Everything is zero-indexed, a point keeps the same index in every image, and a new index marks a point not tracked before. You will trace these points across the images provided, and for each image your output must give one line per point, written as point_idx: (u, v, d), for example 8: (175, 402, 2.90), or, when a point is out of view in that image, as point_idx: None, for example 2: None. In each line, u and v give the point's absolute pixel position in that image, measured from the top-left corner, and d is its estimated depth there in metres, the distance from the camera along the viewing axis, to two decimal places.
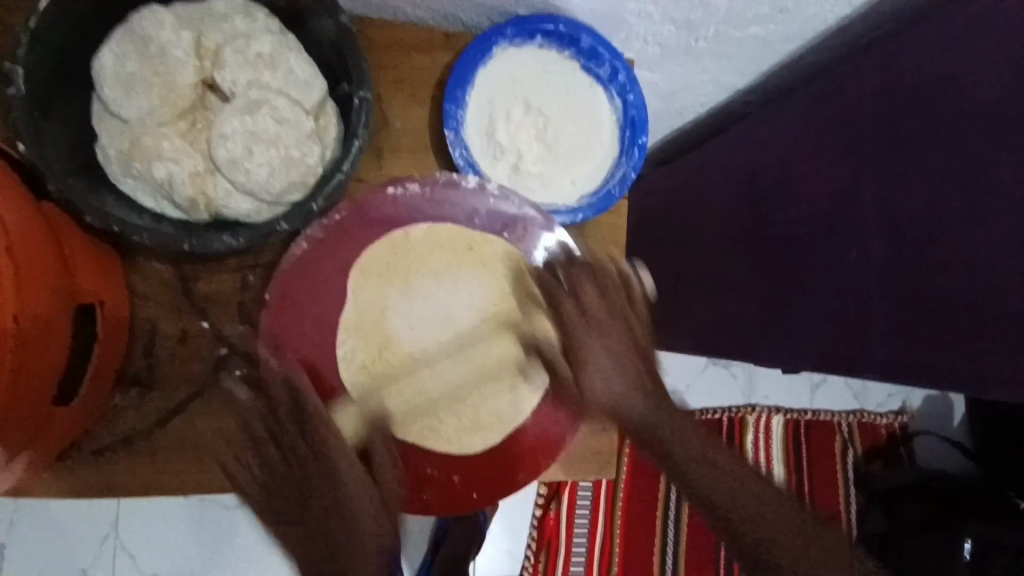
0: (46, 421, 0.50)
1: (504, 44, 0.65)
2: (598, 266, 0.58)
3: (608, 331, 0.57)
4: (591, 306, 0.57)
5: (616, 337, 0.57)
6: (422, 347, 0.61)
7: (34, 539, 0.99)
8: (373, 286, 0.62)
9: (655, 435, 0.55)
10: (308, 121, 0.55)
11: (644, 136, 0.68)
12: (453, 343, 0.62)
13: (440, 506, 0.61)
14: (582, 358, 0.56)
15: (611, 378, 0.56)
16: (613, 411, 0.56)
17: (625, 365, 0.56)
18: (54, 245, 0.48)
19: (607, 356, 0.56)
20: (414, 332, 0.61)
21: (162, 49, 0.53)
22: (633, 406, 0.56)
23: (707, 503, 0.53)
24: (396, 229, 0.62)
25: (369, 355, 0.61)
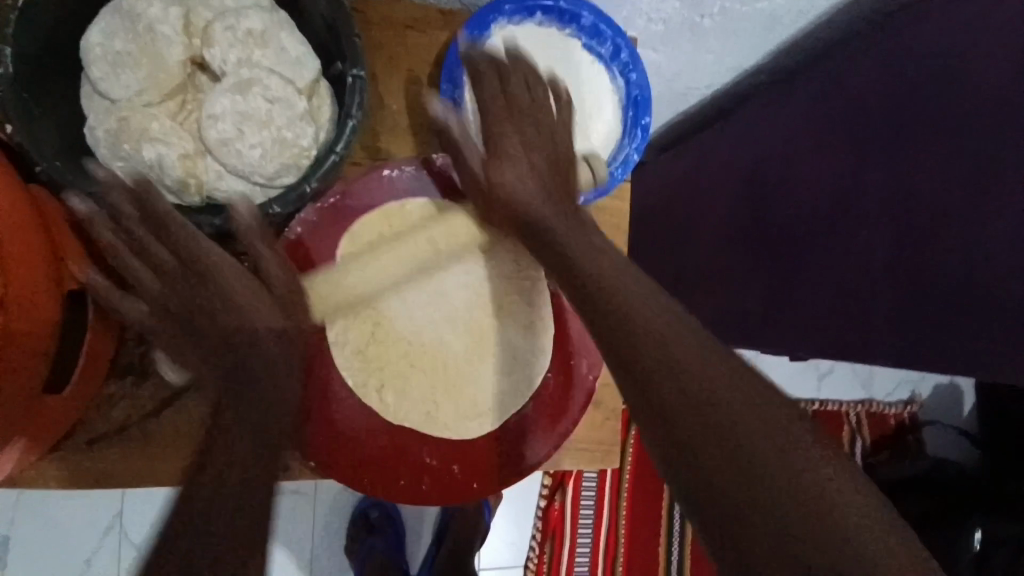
0: (37, 408, 0.49)
1: (503, 22, 0.63)
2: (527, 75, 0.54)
3: (522, 107, 0.53)
4: (517, 108, 0.53)
5: (530, 131, 0.53)
6: (410, 317, 0.60)
7: (36, 529, 0.99)
8: (359, 254, 0.58)
9: (573, 266, 0.46)
10: (301, 101, 0.54)
11: (647, 115, 0.66)
12: (445, 318, 0.61)
13: (437, 496, 0.59)
14: (500, 155, 0.52)
15: (522, 170, 0.51)
16: (517, 200, 0.50)
17: (543, 158, 0.52)
18: (42, 228, 0.47)
19: (524, 162, 0.52)
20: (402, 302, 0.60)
21: (150, 26, 0.52)
22: (544, 201, 0.51)
23: (645, 360, 0.41)
24: (392, 202, 0.60)
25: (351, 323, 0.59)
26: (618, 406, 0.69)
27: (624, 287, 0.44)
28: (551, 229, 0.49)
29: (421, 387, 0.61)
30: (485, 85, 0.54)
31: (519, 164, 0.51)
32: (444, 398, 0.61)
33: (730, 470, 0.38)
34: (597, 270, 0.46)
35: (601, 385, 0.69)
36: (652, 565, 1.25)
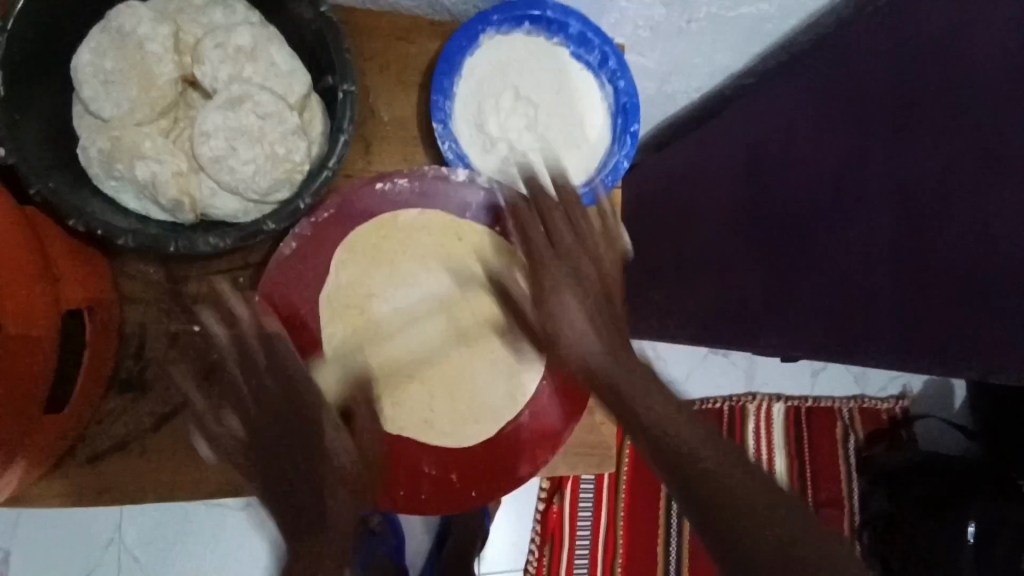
0: (37, 427, 0.49)
1: (491, 32, 0.63)
2: (570, 209, 0.56)
3: (562, 232, 0.55)
4: (561, 241, 0.54)
5: (570, 240, 0.54)
6: (407, 327, 0.61)
7: (35, 548, 0.99)
8: (358, 263, 0.60)
9: (609, 383, 0.49)
10: (292, 116, 0.54)
11: (636, 123, 0.66)
12: (443, 327, 0.61)
13: (435, 503, 0.60)
14: (544, 284, 0.53)
15: (575, 319, 0.52)
16: (581, 363, 0.51)
17: (593, 303, 0.52)
18: (38, 249, 0.47)
19: (568, 279, 0.53)
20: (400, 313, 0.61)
21: (140, 44, 0.52)
22: (596, 336, 0.51)
23: (662, 437, 0.44)
24: (385, 213, 0.61)
25: (345, 334, 0.60)
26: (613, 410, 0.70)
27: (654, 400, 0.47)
28: (607, 362, 0.50)
29: (417, 396, 0.61)
30: (532, 231, 0.56)
31: (564, 313, 0.52)
32: (440, 405, 0.62)
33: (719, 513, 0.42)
34: (629, 378, 0.48)
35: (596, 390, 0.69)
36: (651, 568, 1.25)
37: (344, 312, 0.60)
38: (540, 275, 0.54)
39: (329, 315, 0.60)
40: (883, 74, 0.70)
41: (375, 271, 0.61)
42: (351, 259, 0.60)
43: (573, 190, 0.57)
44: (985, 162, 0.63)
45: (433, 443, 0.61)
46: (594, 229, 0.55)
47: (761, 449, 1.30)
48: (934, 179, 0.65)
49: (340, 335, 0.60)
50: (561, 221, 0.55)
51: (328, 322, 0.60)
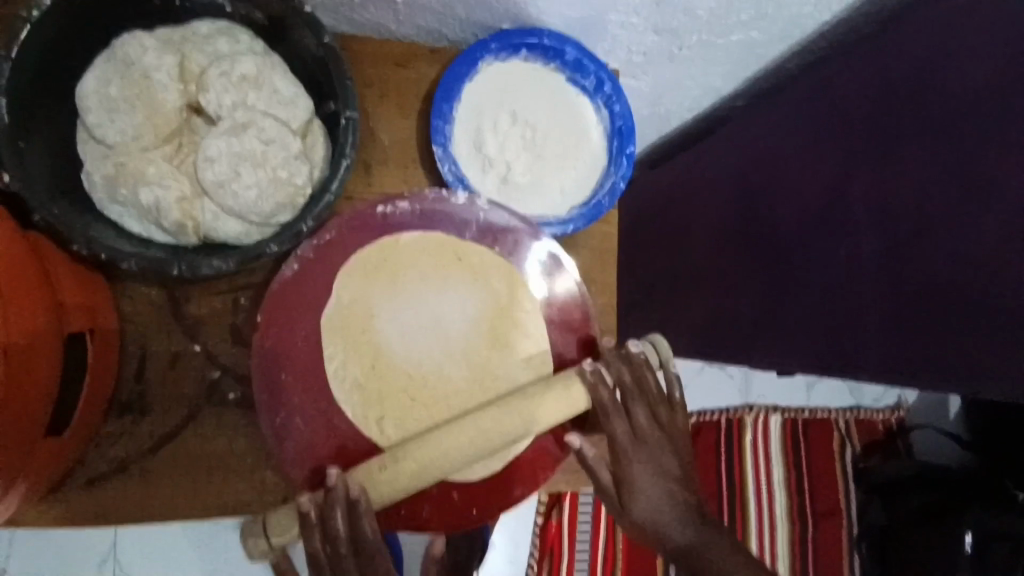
0: (36, 452, 0.49)
1: (489, 58, 0.65)
2: (643, 376, 0.55)
3: (644, 431, 0.55)
4: (642, 431, 0.55)
5: (660, 455, 0.55)
6: (410, 358, 0.58)
7: (27, 569, 0.98)
8: (361, 286, 0.59)
9: (699, 555, 0.53)
10: (295, 141, 0.55)
11: (632, 145, 0.68)
12: (447, 355, 0.58)
13: (438, 520, 0.61)
14: (629, 483, 0.55)
15: (652, 492, 0.55)
16: (655, 531, 0.54)
17: (671, 481, 0.55)
18: (40, 274, 0.48)
19: (647, 470, 0.55)
20: (401, 343, 0.58)
21: (146, 72, 0.53)
22: (671, 502, 0.55)
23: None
24: (387, 235, 0.60)
25: (344, 365, 0.57)
26: None
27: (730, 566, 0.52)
28: (697, 540, 0.53)
29: None
30: (611, 417, 0.54)
31: (641, 478, 0.55)
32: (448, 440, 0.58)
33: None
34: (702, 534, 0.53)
35: None
36: None
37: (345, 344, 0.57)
38: (620, 461, 0.55)
39: (330, 346, 0.58)
40: (861, 103, 0.71)
41: (375, 297, 0.58)
42: (352, 285, 0.58)
43: (655, 410, 0.56)
44: (957, 187, 0.66)
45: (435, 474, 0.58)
46: (664, 437, 0.56)
47: (758, 463, 1.31)
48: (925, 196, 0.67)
49: (341, 365, 0.57)
50: (644, 398, 0.55)
51: (329, 351, 0.58)
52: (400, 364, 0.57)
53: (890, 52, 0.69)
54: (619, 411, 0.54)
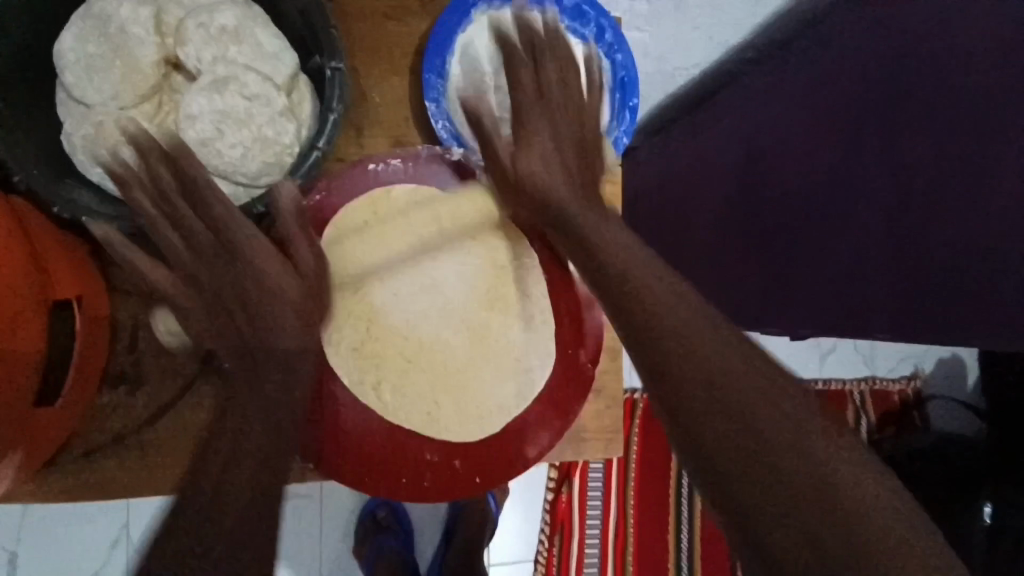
0: (28, 424, 0.47)
1: (483, 7, 0.62)
2: (566, 59, 0.53)
3: (553, 154, 0.50)
4: (548, 94, 0.52)
5: (566, 157, 0.51)
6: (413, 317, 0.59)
7: (40, 545, 0.99)
8: (349, 241, 0.58)
9: (570, 221, 0.48)
10: (280, 97, 0.53)
11: (635, 98, 0.65)
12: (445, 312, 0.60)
13: (438, 491, 0.58)
14: (525, 136, 0.51)
15: (545, 148, 0.50)
16: (541, 185, 0.49)
17: (569, 154, 0.52)
18: (24, 241, 0.46)
19: (553, 155, 0.50)
20: (403, 300, 0.59)
21: (122, 27, 0.51)
22: (563, 177, 0.50)
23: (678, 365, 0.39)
24: (376, 185, 0.58)
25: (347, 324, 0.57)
26: (619, 393, 0.69)
27: (686, 377, 0.38)
28: (599, 249, 0.45)
29: (421, 384, 0.59)
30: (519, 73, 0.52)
31: (545, 159, 0.50)
32: (444, 397, 0.60)
33: (752, 444, 0.36)
34: (634, 268, 0.43)
35: (600, 373, 0.68)
36: (662, 553, 1.24)
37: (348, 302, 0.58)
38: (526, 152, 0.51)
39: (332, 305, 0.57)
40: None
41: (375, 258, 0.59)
42: (351, 243, 0.58)
43: (569, 82, 0.52)
44: (962, 177, 0.66)
45: (435, 437, 0.59)
46: (577, 136, 0.52)
47: None
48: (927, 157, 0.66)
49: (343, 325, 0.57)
50: (557, 123, 0.52)
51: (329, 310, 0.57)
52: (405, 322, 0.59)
53: None
54: (531, 132, 0.51)
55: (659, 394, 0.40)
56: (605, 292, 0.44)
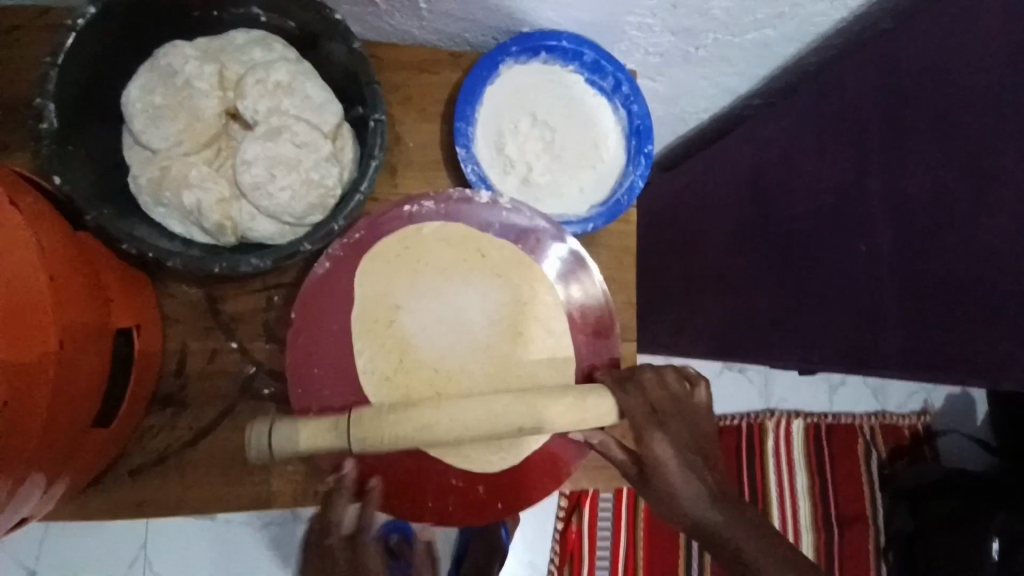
0: (83, 443, 0.51)
1: (510, 62, 0.67)
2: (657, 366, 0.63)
3: (672, 437, 0.59)
4: (659, 409, 0.59)
5: (680, 433, 0.60)
6: (451, 428, 0.54)
7: (61, 564, 1.01)
8: (383, 274, 0.62)
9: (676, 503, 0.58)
10: (326, 144, 0.58)
11: (650, 144, 0.70)
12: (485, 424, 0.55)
13: (462, 514, 0.63)
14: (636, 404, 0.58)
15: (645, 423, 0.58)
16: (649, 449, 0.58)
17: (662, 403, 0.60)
18: (90, 273, 0.50)
19: (682, 472, 0.58)
20: (442, 419, 0.54)
21: (188, 81, 0.56)
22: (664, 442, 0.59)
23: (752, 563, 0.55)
24: (409, 224, 0.63)
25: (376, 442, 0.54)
26: None
27: None
28: (708, 531, 0.57)
29: None
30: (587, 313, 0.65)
31: (677, 484, 0.57)
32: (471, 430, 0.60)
33: None
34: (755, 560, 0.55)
35: None
36: None
37: (378, 415, 0.54)
38: (660, 461, 0.58)
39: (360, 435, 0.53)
40: (870, 105, 0.71)
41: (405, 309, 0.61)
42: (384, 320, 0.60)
43: (669, 385, 0.62)
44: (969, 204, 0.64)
45: (456, 465, 0.61)
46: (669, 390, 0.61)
47: (781, 467, 1.30)
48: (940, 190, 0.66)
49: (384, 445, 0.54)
50: (672, 414, 0.60)
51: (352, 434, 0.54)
52: (449, 433, 0.55)
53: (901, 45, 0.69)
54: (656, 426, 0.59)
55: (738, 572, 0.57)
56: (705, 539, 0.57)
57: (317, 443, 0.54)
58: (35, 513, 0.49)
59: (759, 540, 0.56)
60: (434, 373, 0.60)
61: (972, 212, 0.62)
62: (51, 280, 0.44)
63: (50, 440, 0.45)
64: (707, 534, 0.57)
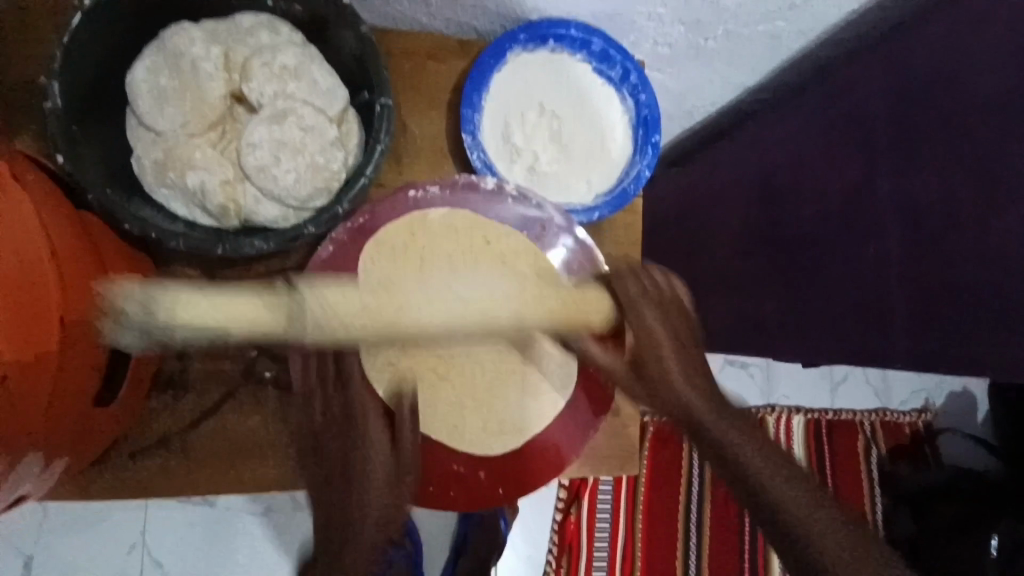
0: (83, 424, 0.50)
1: (518, 49, 0.66)
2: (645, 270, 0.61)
3: (685, 357, 0.56)
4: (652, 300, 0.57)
5: (676, 332, 0.57)
6: (429, 309, 0.56)
7: (59, 547, 1.01)
8: (389, 262, 0.62)
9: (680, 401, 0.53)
10: (332, 128, 0.57)
11: (658, 134, 0.69)
12: (461, 308, 0.57)
13: (465, 501, 0.62)
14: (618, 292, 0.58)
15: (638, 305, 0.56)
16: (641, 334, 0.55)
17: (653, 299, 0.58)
18: (93, 253, 0.50)
19: (676, 365, 0.54)
20: (416, 300, 0.56)
21: (194, 63, 0.56)
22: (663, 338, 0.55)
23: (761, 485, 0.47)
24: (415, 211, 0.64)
25: (336, 319, 0.52)
26: (635, 413, 0.71)
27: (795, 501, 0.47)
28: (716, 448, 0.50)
29: (449, 401, 0.63)
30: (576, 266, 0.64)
31: (672, 375, 0.54)
32: (471, 411, 0.63)
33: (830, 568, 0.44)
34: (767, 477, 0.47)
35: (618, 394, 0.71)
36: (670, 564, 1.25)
37: (340, 291, 0.54)
38: (658, 345, 0.55)
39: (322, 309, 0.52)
40: (881, 99, 0.70)
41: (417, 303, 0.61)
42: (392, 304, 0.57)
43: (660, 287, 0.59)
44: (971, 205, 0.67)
45: (461, 449, 0.63)
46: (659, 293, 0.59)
47: None
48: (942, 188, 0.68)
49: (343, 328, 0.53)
50: (675, 317, 0.57)
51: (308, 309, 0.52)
52: (416, 319, 0.56)
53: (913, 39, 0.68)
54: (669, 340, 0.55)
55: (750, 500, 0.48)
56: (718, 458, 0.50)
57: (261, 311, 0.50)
58: (34, 493, 0.49)
59: (776, 463, 0.49)
60: (434, 357, 0.62)
61: None
62: (53, 256, 0.44)
63: (50, 420, 0.45)
64: (718, 452, 0.50)
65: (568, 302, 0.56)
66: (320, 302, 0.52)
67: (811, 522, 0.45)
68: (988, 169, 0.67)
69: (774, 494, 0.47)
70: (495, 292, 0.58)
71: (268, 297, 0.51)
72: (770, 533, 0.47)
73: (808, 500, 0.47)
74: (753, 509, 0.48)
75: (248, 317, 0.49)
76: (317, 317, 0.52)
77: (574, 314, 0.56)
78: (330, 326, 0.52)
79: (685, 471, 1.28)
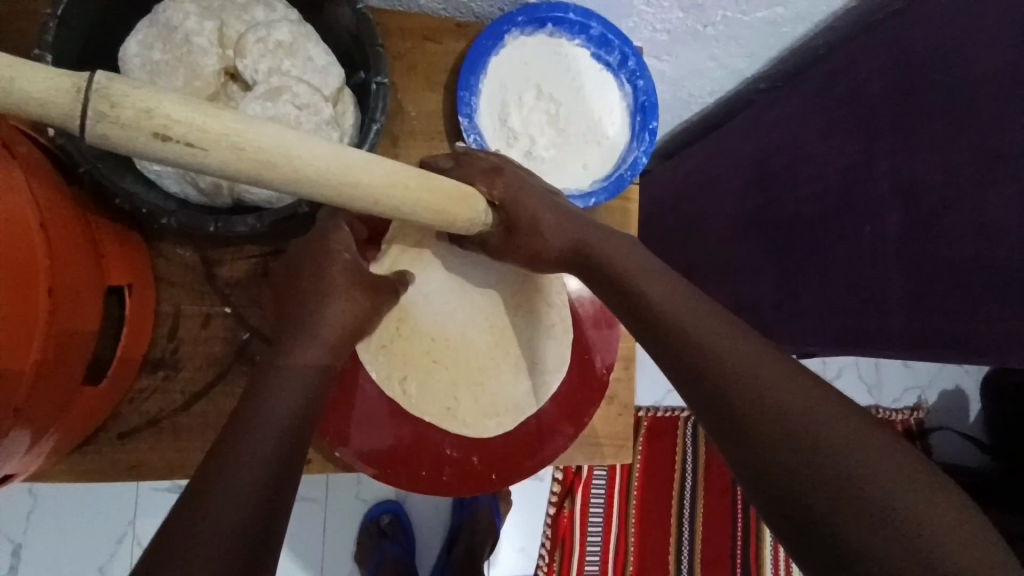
0: (70, 399, 0.49)
1: (516, 32, 0.66)
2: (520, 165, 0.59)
3: (669, 291, 0.49)
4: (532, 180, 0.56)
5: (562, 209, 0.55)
6: (232, 151, 0.31)
7: (46, 539, 1.00)
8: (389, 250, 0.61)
9: (587, 250, 0.54)
10: (327, 107, 0.56)
11: (655, 120, 0.70)
12: (291, 169, 0.33)
13: (456, 486, 0.61)
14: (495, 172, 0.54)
15: (523, 177, 0.55)
16: (521, 207, 0.53)
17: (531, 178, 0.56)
18: (84, 229, 0.49)
19: (557, 228, 0.54)
20: (241, 137, 0.31)
21: (187, 37, 0.55)
22: (546, 208, 0.54)
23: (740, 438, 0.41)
24: None
25: (147, 129, 0.29)
26: (630, 399, 0.71)
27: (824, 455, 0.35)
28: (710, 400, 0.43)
29: (442, 382, 0.63)
30: (525, 177, 0.56)
31: (550, 237, 0.54)
32: (465, 395, 0.63)
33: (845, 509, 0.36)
34: (756, 416, 0.41)
35: (612, 380, 0.71)
36: (663, 557, 1.26)
37: (160, 89, 0.30)
38: (532, 214, 0.53)
39: (114, 99, 0.28)
40: (877, 87, 0.70)
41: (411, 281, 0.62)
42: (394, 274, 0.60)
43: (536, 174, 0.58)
44: (973, 175, 0.61)
45: (454, 431, 0.62)
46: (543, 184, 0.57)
47: None
48: (942, 166, 0.63)
49: (153, 146, 0.30)
50: (555, 199, 0.56)
51: (117, 107, 0.28)
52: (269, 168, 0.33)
53: (910, 25, 0.68)
54: (647, 273, 0.50)
55: (729, 456, 0.42)
56: (698, 406, 0.44)
57: (61, 99, 0.28)
58: (20, 472, 0.48)
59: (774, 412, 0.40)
60: (431, 338, 0.63)
61: (979, 190, 0.61)
62: (43, 228, 0.43)
63: (38, 398, 0.44)
64: (707, 397, 0.43)
65: (452, 193, 0.44)
66: (113, 87, 0.28)
67: (826, 479, 0.37)
68: (989, 141, 0.61)
69: (773, 440, 0.39)
70: (339, 159, 0.35)
71: (56, 73, 0.28)
72: (765, 492, 0.39)
73: (808, 457, 0.38)
74: (749, 461, 0.40)
75: (61, 112, 0.28)
76: (107, 110, 0.28)
77: (448, 214, 0.44)
78: (127, 134, 0.29)
79: (679, 466, 1.28)
